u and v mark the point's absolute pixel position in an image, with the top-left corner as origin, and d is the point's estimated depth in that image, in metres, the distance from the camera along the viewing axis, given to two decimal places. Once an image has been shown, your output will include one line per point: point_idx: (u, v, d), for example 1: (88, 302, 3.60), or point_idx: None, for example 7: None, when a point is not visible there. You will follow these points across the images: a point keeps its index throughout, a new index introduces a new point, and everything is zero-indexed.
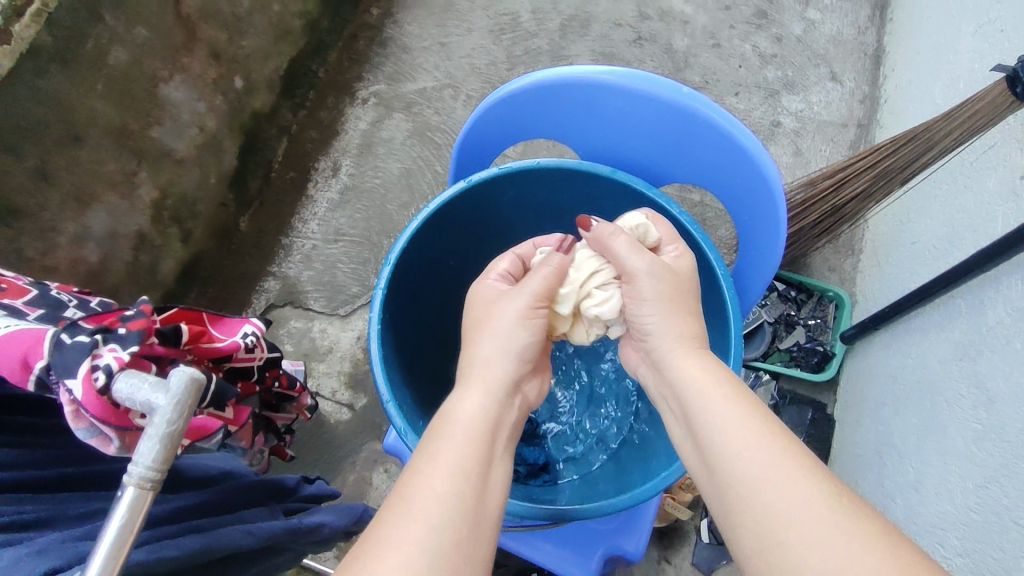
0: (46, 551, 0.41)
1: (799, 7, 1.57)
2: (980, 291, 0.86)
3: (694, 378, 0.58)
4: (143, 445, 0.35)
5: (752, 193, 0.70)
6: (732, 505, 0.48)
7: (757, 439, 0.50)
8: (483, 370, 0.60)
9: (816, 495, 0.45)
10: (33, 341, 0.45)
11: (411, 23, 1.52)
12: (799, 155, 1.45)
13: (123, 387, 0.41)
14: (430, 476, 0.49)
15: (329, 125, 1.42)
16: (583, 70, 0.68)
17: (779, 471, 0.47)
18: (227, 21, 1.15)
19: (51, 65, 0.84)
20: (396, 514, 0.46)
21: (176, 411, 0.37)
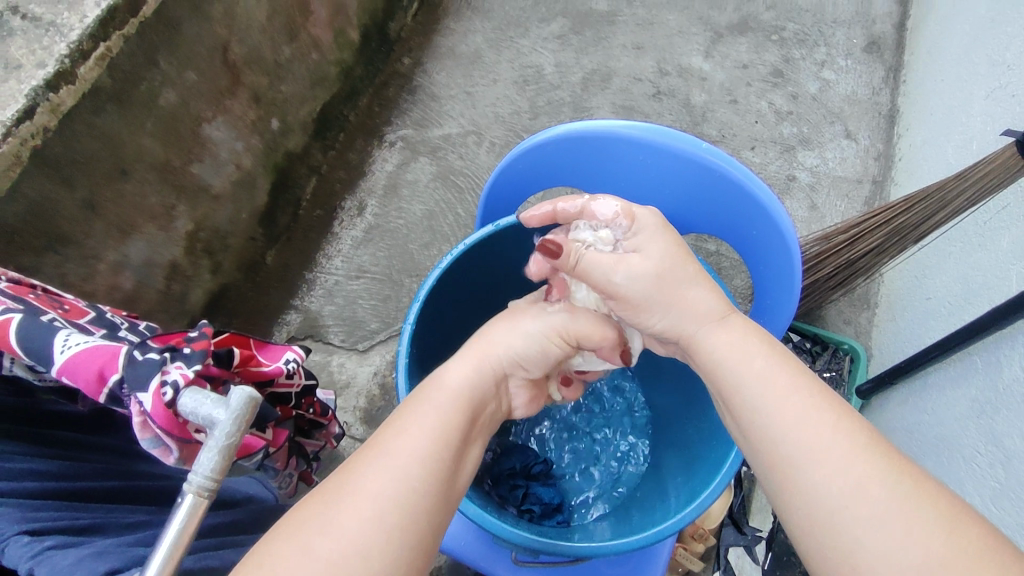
0: (105, 555, 0.41)
1: (813, 68, 1.63)
2: (996, 349, 0.87)
3: (727, 350, 0.59)
4: (204, 456, 0.37)
5: (766, 244, 0.73)
6: (780, 486, 0.51)
7: (805, 415, 0.52)
8: (482, 347, 0.64)
9: (873, 478, 0.47)
10: (111, 355, 0.46)
11: (440, 73, 1.60)
12: (814, 210, 1.48)
13: (189, 404, 0.43)
14: (413, 434, 0.52)
15: (357, 166, 1.48)
16: (605, 124, 0.71)
17: (832, 451, 0.49)
18: (269, 67, 1.22)
19: (108, 105, 0.90)
20: (375, 460, 0.49)
21: (233, 426, 0.38)
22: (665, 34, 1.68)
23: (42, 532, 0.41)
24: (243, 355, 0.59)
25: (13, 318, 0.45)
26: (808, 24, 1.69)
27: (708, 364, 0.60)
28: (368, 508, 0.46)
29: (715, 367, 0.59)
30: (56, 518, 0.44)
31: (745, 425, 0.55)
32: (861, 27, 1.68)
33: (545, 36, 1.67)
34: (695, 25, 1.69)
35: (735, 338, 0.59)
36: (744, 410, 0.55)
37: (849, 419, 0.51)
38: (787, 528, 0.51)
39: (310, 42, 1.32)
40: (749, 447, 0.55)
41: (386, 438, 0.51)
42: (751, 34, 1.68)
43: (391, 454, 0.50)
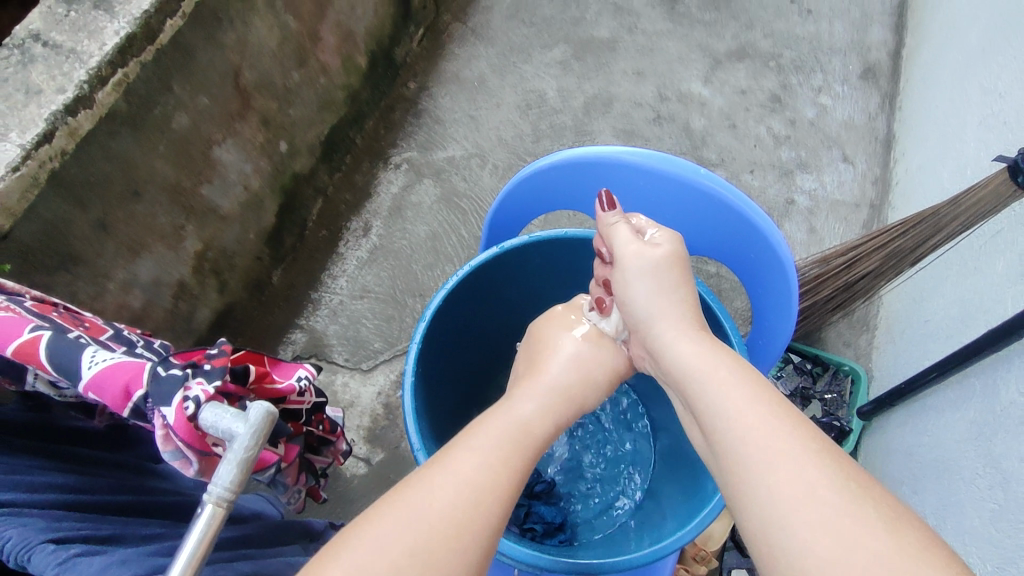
0: (127, 563, 0.41)
1: (811, 94, 1.67)
2: (994, 371, 0.88)
3: (698, 365, 0.63)
4: (223, 468, 0.38)
5: (764, 265, 0.74)
6: (737, 492, 0.51)
7: (763, 422, 0.53)
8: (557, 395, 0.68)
9: (822, 482, 0.47)
10: (136, 371, 0.46)
11: (444, 97, 1.64)
12: (813, 233, 1.50)
13: (210, 417, 0.43)
14: (482, 451, 0.55)
15: (362, 188, 1.51)
16: (605, 149, 0.73)
17: (786, 455, 0.50)
18: (278, 92, 1.25)
19: (123, 128, 0.93)
20: (439, 471, 0.52)
21: (252, 439, 0.39)
22: (666, 61, 1.72)
23: (66, 540, 0.41)
24: (258, 372, 0.59)
25: (41, 335, 0.45)
26: (805, 51, 1.73)
27: (684, 379, 0.63)
28: (435, 522, 0.48)
29: (688, 381, 0.62)
30: (77, 527, 0.44)
31: (709, 433, 0.57)
32: (857, 54, 1.72)
33: (547, 61, 1.71)
34: (694, 52, 1.73)
35: (705, 354, 0.64)
36: (711, 420, 0.57)
37: (806, 429, 0.53)
38: (743, 536, 0.50)
39: (318, 67, 1.35)
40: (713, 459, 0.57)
41: (449, 456, 0.54)
42: (749, 61, 1.72)
43: (459, 471, 0.52)
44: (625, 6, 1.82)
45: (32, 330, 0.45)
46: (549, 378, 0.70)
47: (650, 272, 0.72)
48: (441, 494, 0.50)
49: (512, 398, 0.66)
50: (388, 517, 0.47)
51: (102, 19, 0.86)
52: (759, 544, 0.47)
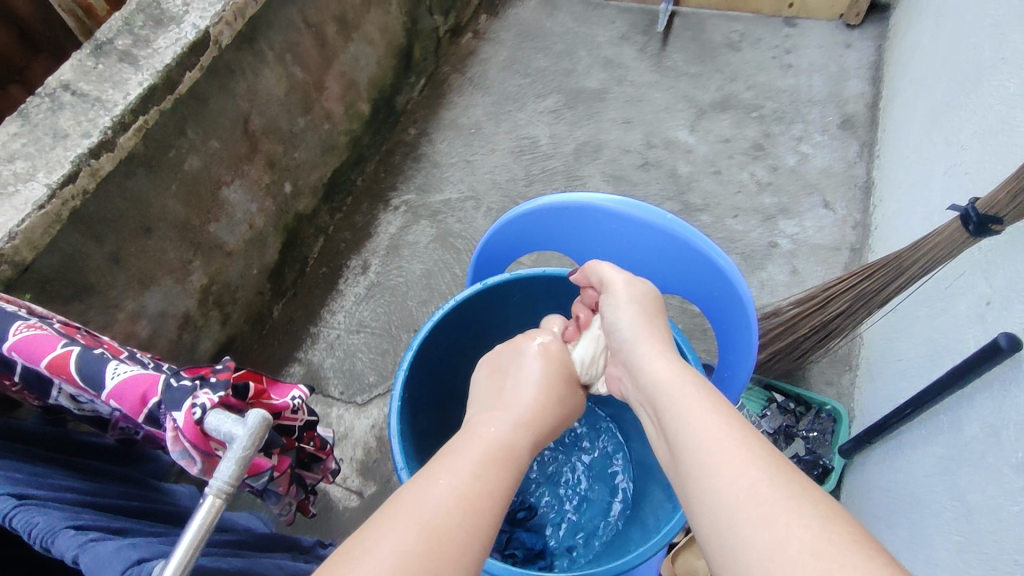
0: (138, 545, 0.44)
1: (791, 142, 1.76)
2: (959, 408, 0.92)
3: (665, 382, 0.66)
4: (223, 464, 0.41)
5: (728, 302, 0.80)
6: (693, 497, 0.54)
7: (717, 431, 0.56)
8: (524, 415, 0.68)
9: (764, 482, 0.50)
10: (153, 380, 0.49)
11: (443, 142, 1.73)
12: (795, 274, 1.56)
13: (213, 421, 0.46)
14: (462, 460, 0.56)
15: (362, 228, 1.58)
16: (578, 195, 0.80)
17: (733, 458, 0.52)
18: (285, 136, 1.33)
19: (138, 169, 1.00)
20: (420, 480, 0.53)
21: (249, 440, 0.43)
22: (653, 110, 1.82)
23: (84, 527, 0.45)
24: (257, 390, 0.61)
25: (70, 351, 0.49)
26: (784, 103, 1.83)
27: (653, 397, 0.66)
28: (431, 533, 0.48)
29: (657, 399, 0.65)
30: (94, 519, 0.47)
31: (672, 445, 0.60)
32: (834, 106, 1.81)
33: (540, 110, 1.82)
34: (680, 103, 1.84)
35: (674, 376, 0.66)
36: (672, 433, 0.60)
37: (756, 436, 0.55)
38: (699, 538, 0.52)
39: (323, 113, 1.44)
40: (673, 469, 0.59)
41: (433, 471, 0.55)
42: (732, 112, 1.82)
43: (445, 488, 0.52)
44: (614, 59, 1.94)
45: (63, 347, 0.49)
46: (523, 404, 0.69)
47: (636, 308, 0.77)
48: (427, 515, 0.49)
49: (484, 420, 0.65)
50: (393, 528, 0.48)
51: (126, 71, 0.94)
52: (711, 545, 0.50)
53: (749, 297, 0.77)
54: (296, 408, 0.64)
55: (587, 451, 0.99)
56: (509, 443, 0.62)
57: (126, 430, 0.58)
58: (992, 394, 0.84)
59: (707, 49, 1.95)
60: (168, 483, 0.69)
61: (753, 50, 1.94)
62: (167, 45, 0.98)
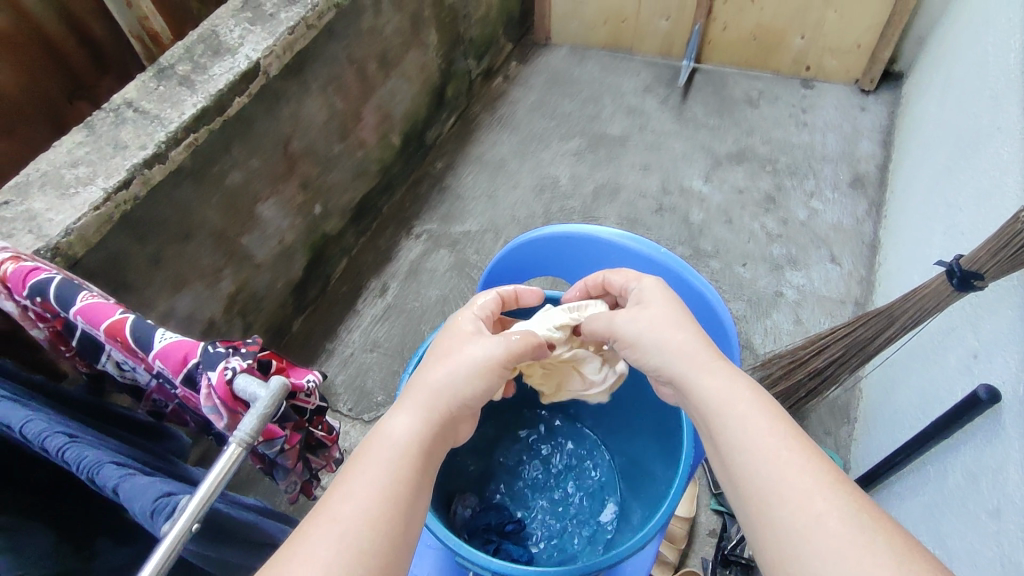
0: (166, 482, 0.49)
1: (803, 197, 1.81)
2: (944, 458, 0.94)
3: (716, 394, 0.60)
4: (247, 418, 0.46)
5: (715, 332, 0.85)
6: (754, 522, 0.52)
7: (777, 455, 0.53)
8: (435, 400, 0.62)
9: (832, 514, 0.48)
10: (192, 344, 0.52)
11: (467, 177, 1.84)
12: (799, 324, 1.59)
13: (244, 384, 0.49)
14: (368, 461, 0.55)
15: (385, 251, 1.67)
16: (587, 227, 0.87)
17: (796, 488, 0.51)
18: (321, 161, 1.43)
19: (185, 180, 1.09)
20: (356, 464, 0.55)
21: (271, 400, 0.48)
22: (671, 158, 1.91)
23: (122, 464, 0.50)
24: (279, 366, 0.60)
25: (127, 317, 0.52)
26: (798, 159, 1.89)
27: (698, 407, 0.61)
28: (361, 525, 0.49)
29: (702, 414, 0.60)
30: (130, 461, 0.53)
31: (724, 465, 0.57)
32: (847, 165, 1.87)
33: (563, 151, 1.91)
34: (697, 153, 1.92)
35: (726, 383, 0.60)
36: (725, 451, 0.56)
37: (819, 458, 0.53)
38: (760, 562, 0.52)
39: (358, 142, 1.54)
40: (726, 483, 0.57)
41: (356, 460, 0.55)
42: (747, 164, 1.89)
43: (365, 480, 0.53)
44: (637, 108, 2.04)
45: (120, 313, 0.53)
46: (434, 382, 0.63)
47: (653, 322, 0.67)
48: (311, 553, 0.47)
49: (387, 413, 0.61)
50: (322, 527, 0.49)
51: (185, 93, 1.05)
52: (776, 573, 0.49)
53: (736, 331, 0.82)
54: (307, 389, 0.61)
55: (576, 471, 1.02)
56: (403, 440, 0.58)
57: (157, 404, 0.64)
58: (975, 443, 0.87)
59: (727, 104, 2.04)
60: (188, 460, 0.74)
61: (771, 108, 2.02)
62: (223, 72, 1.08)
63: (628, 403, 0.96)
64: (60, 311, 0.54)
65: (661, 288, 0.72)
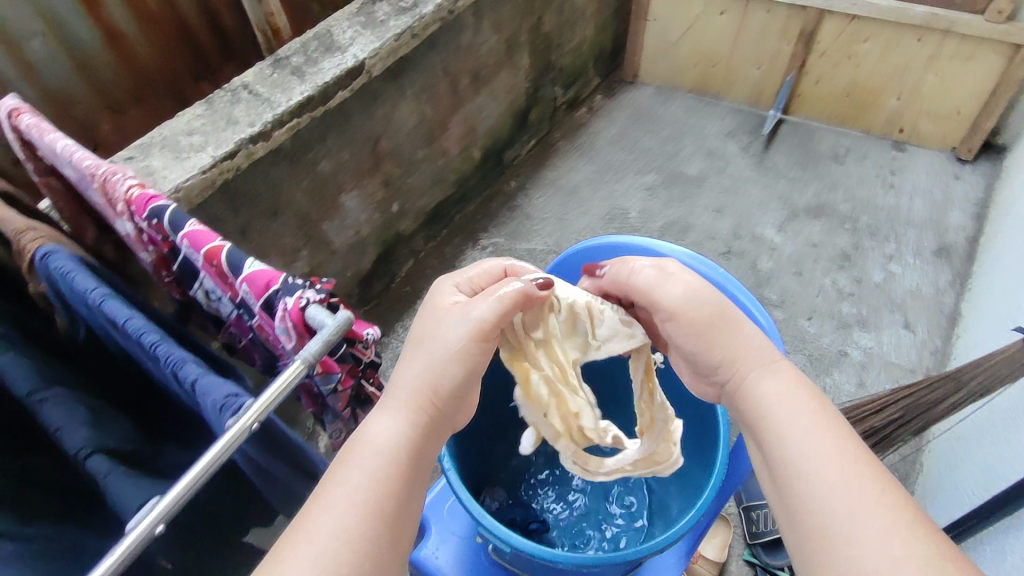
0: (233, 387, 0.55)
1: (882, 259, 1.75)
2: (1004, 538, 0.88)
3: (776, 403, 0.60)
4: (312, 342, 0.49)
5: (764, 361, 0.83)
6: (812, 550, 0.51)
7: (852, 485, 0.52)
8: (413, 398, 0.61)
9: (911, 558, 0.47)
10: (275, 273, 0.53)
11: (539, 198, 1.88)
12: (862, 386, 1.52)
13: (316, 314, 0.50)
14: (344, 474, 0.55)
15: (450, 258, 1.73)
16: (648, 240, 0.88)
17: (872, 524, 0.49)
18: (404, 163, 1.51)
19: (281, 161, 1.19)
20: (332, 479, 0.55)
21: (336, 329, 0.50)
22: (746, 204, 1.89)
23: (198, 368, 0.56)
24: None
25: (224, 244, 0.54)
26: (881, 220, 1.84)
27: (756, 413, 0.61)
28: (335, 544, 0.51)
29: (764, 428, 0.60)
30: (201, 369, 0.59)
31: (784, 488, 0.56)
32: (933, 232, 1.80)
33: (637, 185, 1.93)
34: (774, 202, 1.89)
35: (787, 389, 0.61)
36: (789, 475, 0.55)
37: (895, 492, 0.51)
38: None
39: (441, 150, 1.62)
40: (781, 502, 0.56)
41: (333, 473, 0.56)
42: (825, 219, 1.85)
43: (336, 498, 0.53)
44: (717, 152, 2.04)
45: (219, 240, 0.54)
46: (408, 379, 0.63)
47: (682, 329, 0.67)
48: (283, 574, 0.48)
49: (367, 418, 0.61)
50: (292, 548, 0.50)
51: (295, 82, 1.15)
52: None
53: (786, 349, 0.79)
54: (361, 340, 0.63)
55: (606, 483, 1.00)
56: (383, 445, 0.58)
57: (232, 335, 0.69)
58: None
59: (811, 158, 2.01)
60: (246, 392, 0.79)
61: (857, 166, 1.98)
62: (331, 67, 1.18)
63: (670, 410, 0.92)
64: (170, 235, 0.55)
65: (685, 271, 0.69)
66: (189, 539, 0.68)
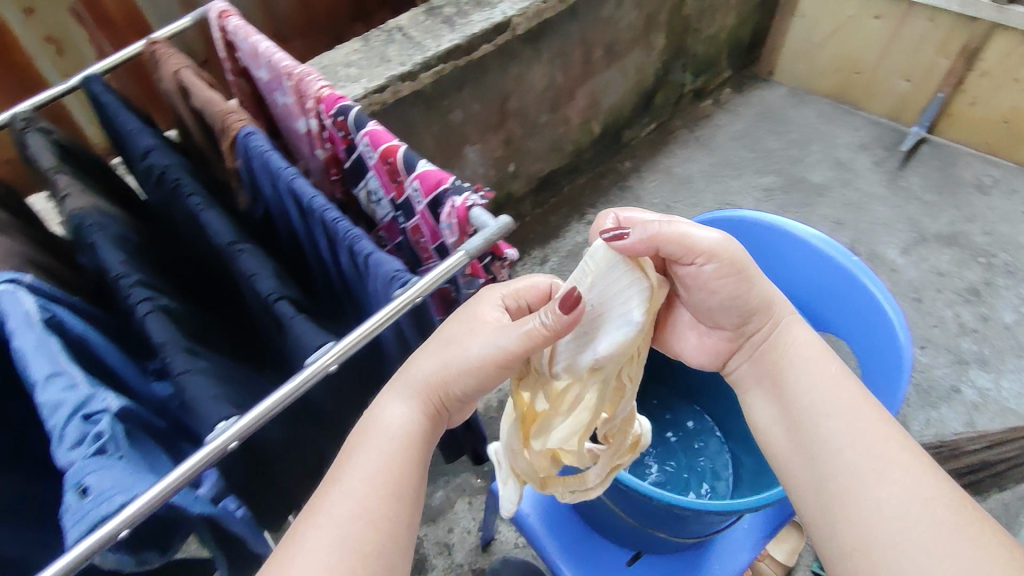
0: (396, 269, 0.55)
1: (1016, 300, 1.61)
2: None
3: (806, 355, 0.61)
4: (474, 238, 0.48)
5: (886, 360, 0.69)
6: (834, 496, 0.51)
7: (878, 433, 0.53)
8: (430, 388, 0.57)
9: (940, 501, 0.47)
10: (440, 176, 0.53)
11: (651, 183, 1.87)
12: (971, 427, 1.41)
13: (478, 217, 0.49)
14: (363, 460, 0.51)
15: (555, 227, 1.75)
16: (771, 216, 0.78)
17: (895, 466, 0.50)
18: (528, 125, 1.55)
19: (421, 103, 1.24)
20: (346, 467, 0.51)
21: (496, 231, 0.49)
22: (870, 220, 1.79)
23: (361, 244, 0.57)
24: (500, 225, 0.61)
25: (400, 144, 0.55)
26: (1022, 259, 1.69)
27: (777, 361, 0.61)
28: (362, 530, 0.47)
29: (785, 373, 0.60)
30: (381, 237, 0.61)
31: (805, 439, 0.56)
32: None
33: (754, 185, 1.88)
34: (902, 223, 1.78)
35: (812, 342, 0.62)
36: (812, 424, 0.56)
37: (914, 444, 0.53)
38: (829, 546, 0.51)
39: (563, 119, 1.64)
40: (801, 453, 0.56)
41: (346, 461, 0.52)
42: (957, 249, 1.72)
43: (355, 487, 0.49)
44: (846, 162, 1.94)
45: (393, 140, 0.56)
46: (423, 366, 0.58)
47: (718, 268, 0.58)
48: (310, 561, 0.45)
49: (377, 402, 0.57)
50: (314, 534, 0.46)
51: (445, 30, 1.20)
52: (856, 557, 0.48)
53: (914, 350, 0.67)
54: (501, 259, 0.63)
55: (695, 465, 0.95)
56: (400, 431, 0.54)
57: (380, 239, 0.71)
58: None
59: (952, 182, 1.87)
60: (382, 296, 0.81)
61: (1004, 199, 1.82)
62: (480, 21, 1.22)
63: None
64: (352, 133, 0.58)
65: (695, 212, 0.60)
66: (336, 384, 0.71)
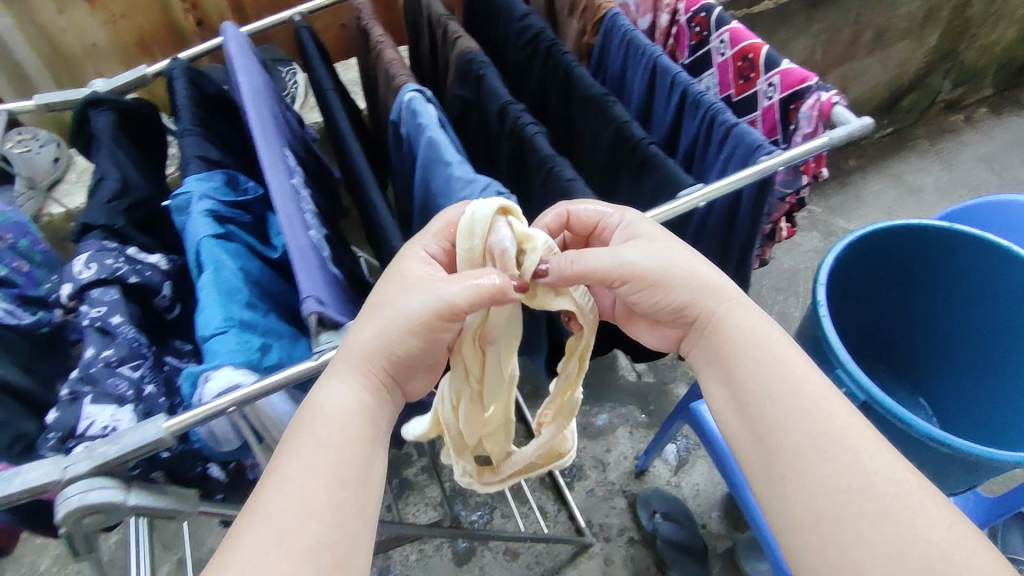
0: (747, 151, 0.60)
1: None
2: None
3: (748, 336, 0.50)
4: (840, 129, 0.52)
5: None
6: (785, 475, 0.44)
7: (822, 406, 0.45)
8: (372, 361, 0.47)
9: (883, 474, 0.42)
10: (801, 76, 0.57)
11: (875, 185, 1.77)
12: None
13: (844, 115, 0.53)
14: (311, 447, 0.43)
15: None
16: None
17: (841, 442, 0.43)
18: None
19: None
20: (289, 455, 0.43)
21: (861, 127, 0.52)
22: None
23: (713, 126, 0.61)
24: None
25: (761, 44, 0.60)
26: None
27: (725, 346, 0.51)
28: (313, 527, 0.40)
29: (735, 363, 0.50)
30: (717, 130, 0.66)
31: (750, 429, 0.47)
32: None
33: None
34: None
35: (759, 324, 0.51)
36: (763, 415, 0.47)
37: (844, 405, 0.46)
38: (779, 522, 0.44)
39: None
40: (750, 443, 0.47)
41: (288, 447, 0.44)
42: None
43: (298, 479, 0.42)
44: None
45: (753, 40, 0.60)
46: (364, 334, 0.48)
47: (632, 287, 0.51)
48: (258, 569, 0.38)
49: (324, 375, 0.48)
50: (255, 536, 0.39)
51: None
52: (802, 538, 0.42)
53: None
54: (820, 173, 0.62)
55: None
56: (345, 412, 0.46)
57: None
58: None
59: None
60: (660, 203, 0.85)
61: None
62: None
63: (1005, 367, 0.77)
64: (709, 30, 0.64)
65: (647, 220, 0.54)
66: None
